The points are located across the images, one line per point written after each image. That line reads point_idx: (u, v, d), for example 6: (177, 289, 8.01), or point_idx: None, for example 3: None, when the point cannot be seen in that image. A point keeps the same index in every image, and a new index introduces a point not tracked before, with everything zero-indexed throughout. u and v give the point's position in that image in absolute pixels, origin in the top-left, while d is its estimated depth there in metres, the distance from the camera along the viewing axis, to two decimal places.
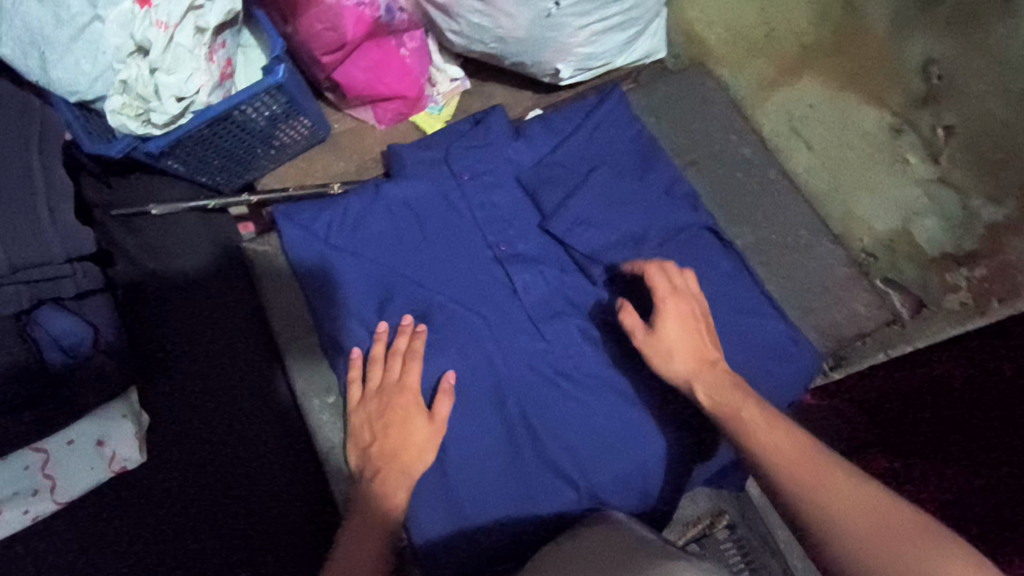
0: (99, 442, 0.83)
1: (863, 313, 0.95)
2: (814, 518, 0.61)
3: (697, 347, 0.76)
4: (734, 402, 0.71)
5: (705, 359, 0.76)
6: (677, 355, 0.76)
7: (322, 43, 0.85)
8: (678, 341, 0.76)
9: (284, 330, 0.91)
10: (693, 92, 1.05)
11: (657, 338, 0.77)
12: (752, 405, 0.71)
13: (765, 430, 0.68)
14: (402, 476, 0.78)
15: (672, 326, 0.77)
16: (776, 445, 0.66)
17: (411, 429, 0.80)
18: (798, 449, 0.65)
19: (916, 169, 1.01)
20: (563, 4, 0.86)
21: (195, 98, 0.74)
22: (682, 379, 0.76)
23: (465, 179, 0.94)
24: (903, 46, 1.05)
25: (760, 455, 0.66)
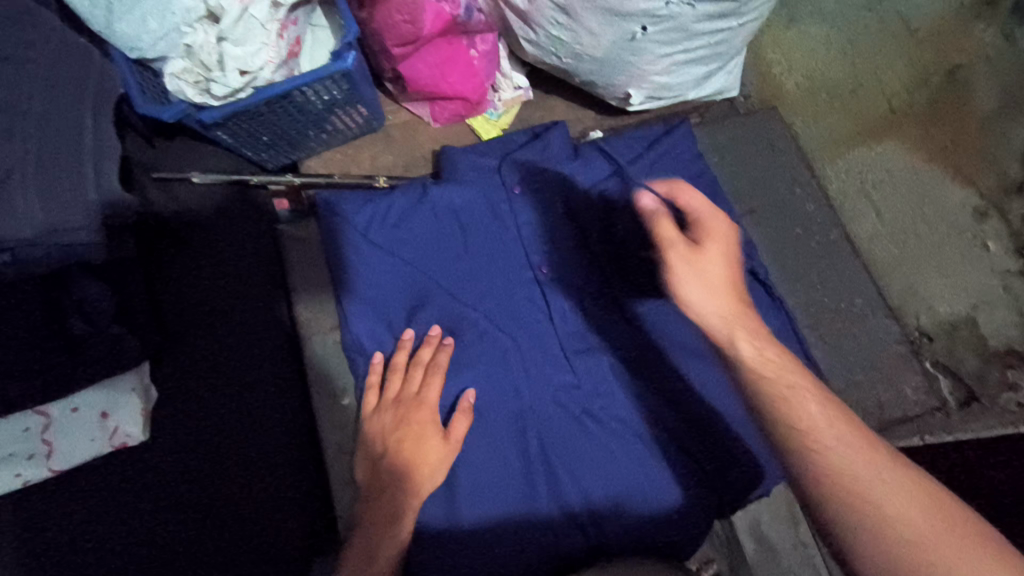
0: (103, 414, 0.80)
1: (909, 396, 0.89)
2: (873, 519, 0.50)
3: (738, 284, 0.60)
4: (787, 377, 0.57)
5: (743, 300, 0.60)
6: (717, 286, 0.59)
7: (397, 34, 0.84)
8: (721, 273, 0.60)
9: (306, 320, 0.87)
10: (765, 136, 1.00)
11: (698, 255, 0.60)
12: (797, 379, 0.57)
13: (815, 407, 0.56)
14: (413, 493, 0.74)
15: (718, 251, 0.60)
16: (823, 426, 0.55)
17: (426, 447, 0.76)
18: (854, 432, 0.55)
19: (996, 258, 0.96)
20: (650, 30, 0.82)
21: (259, 74, 0.70)
22: (716, 323, 0.59)
23: (516, 194, 0.89)
24: (1007, 128, 1.01)
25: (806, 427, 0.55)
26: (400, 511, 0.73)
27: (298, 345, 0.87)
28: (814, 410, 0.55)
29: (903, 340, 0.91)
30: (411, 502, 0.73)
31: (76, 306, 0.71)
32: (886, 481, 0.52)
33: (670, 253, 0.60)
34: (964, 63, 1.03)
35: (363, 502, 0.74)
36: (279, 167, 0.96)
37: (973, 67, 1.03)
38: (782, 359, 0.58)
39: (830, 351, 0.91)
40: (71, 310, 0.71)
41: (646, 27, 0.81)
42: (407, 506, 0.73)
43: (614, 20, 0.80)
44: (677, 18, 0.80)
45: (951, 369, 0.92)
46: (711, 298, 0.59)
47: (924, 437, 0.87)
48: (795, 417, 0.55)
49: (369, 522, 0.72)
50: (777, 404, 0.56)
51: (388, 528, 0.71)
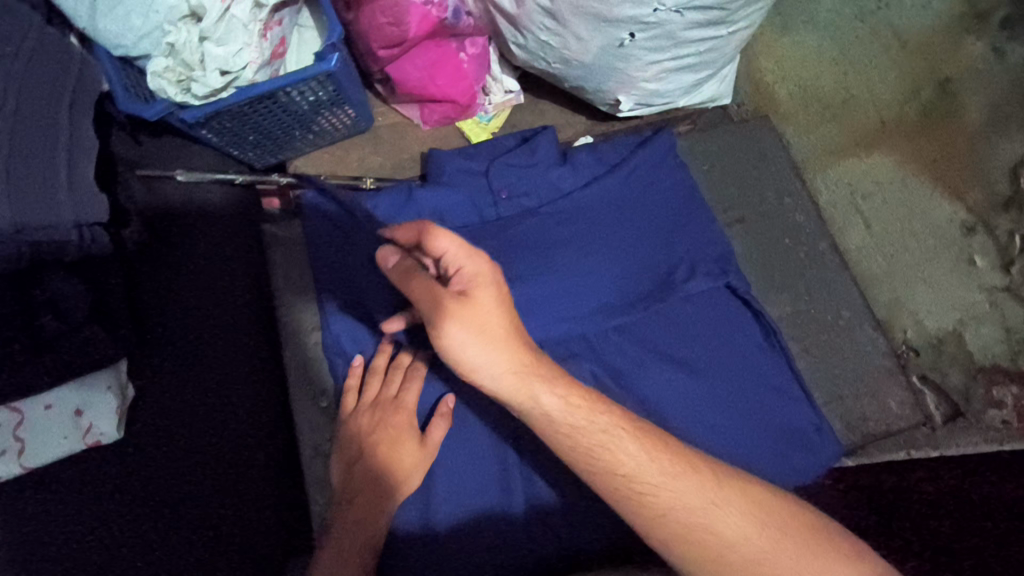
0: (78, 411, 0.79)
1: (894, 410, 0.88)
2: (704, 536, 0.57)
3: (513, 327, 0.61)
4: (597, 424, 0.61)
5: (523, 345, 0.62)
6: (492, 341, 0.60)
7: (383, 37, 0.84)
8: (496, 321, 0.60)
9: (288, 320, 0.86)
10: (755, 145, 0.99)
11: (466, 308, 0.59)
12: (601, 420, 0.61)
13: (631, 447, 0.60)
14: (391, 493, 0.74)
15: (489, 297, 0.60)
16: (642, 464, 0.59)
17: (405, 449, 0.75)
18: (669, 457, 0.60)
19: (983, 274, 0.95)
20: (638, 37, 0.81)
21: (241, 73, 0.70)
22: (507, 376, 0.61)
23: (503, 199, 0.90)
24: (996, 144, 1.00)
25: (628, 476, 0.59)
26: (378, 510, 0.73)
27: (280, 345, 0.87)
28: (632, 449, 0.60)
29: (889, 355, 0.91)
30: (389, 502, 0.73)
31: (48, 302, 0.71)
32: (707, 499, 0.58)
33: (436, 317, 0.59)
34: (955, 76, 1.02)
35: (339, 503, 0.74)
36: (267, 167, 0.96)
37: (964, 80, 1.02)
38: (587, 400, 0.62)
39: (814, 363, 0.90)
40: (43, 306, 0.71)
41: (634, 34, 0.81)
42: (386, 505, 0.73)
43: (602, 27, 0.80)
44: (665, 26, 0.80)
45: (937, 384, 0.91)
46: (489, 351, 0.60)
47: (910, 452, 0.87)
48: (619, 463, 0.60)
49: (345, 520, 0.72)
50: (600, 455, 0.60)
51: (364, 530, 0.71)
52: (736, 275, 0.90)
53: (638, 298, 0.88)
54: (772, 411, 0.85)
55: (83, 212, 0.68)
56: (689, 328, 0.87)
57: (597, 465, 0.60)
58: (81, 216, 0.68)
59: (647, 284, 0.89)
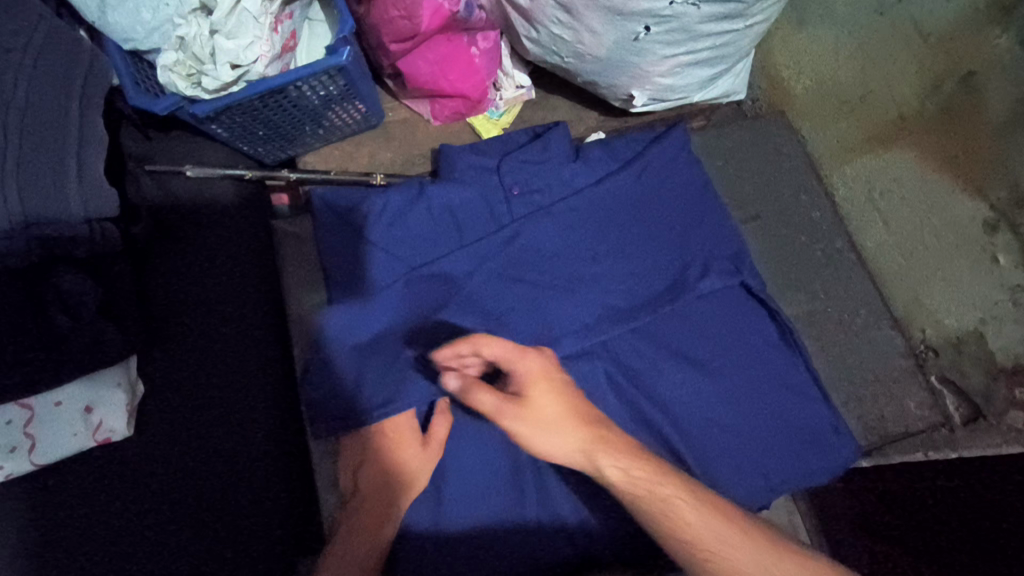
0: (87, 408, 0.79)
1: (913, 412, 0.88)
2: None
3: (573, 410, 0.64)
4: (660, 490, 0.61)
5: (587, 424, 0.64)
6: (562, 431, 0.63)
7: (394, 31, 0.83)
8: (556, 410, 0.64)
9: (296, 317, 0.86)
10: (770, 142, 0.99)
11: (531, 410, 0.63)
12: (674, 491, 0.62)
13: (693, 512, 0.60)
14: (402, 491, 0.74)
15: (547, 392, 0.64)
16: (706, 530, 0.59)
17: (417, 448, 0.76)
18: (730, 528, 0.60)
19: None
20: (653, 30, 0.80)
21: (251, 68, 0.69)
22: (577, 455, 0.64)
23: (514, 195, 0.90)
24: None
25: (688, 544, 0.59)
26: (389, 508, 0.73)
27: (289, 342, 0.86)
28: (693, 515, 0.60)
29: (907, 354, 0.90)
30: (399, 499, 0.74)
31: (57, 300, 0.70)
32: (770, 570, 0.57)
33: (508, 422, 0.63)
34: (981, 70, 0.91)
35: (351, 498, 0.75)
36: (277, 162, 0.95)
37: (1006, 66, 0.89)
38: (650, 471, 0.63)
39: (832, 362, 0.90)
40: (52, 304, 0.70)
41: (649, 27, 0.79)
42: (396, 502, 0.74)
43: (617, 20, 0.79)
44: (681, 19, 0.78)
45: (957, 386, 0.88)
46: (561, 440, 0.63)
47: (928, 453, 0.84)
48: (682, 528, 0.59)
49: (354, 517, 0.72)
50: (661, 521, 0.60)
51: (370, 532, 0.71)
52: (751, 273, 0.89)
53: (653, 295, 0.87)
54: (788, 411, 0.84)
55: (91, 204, 0.67)
56: (704, 325, 0.87)
57: (664, 530, 0.60)
58: (90, 209, 0.67)
59: (663, 280, 0.88)
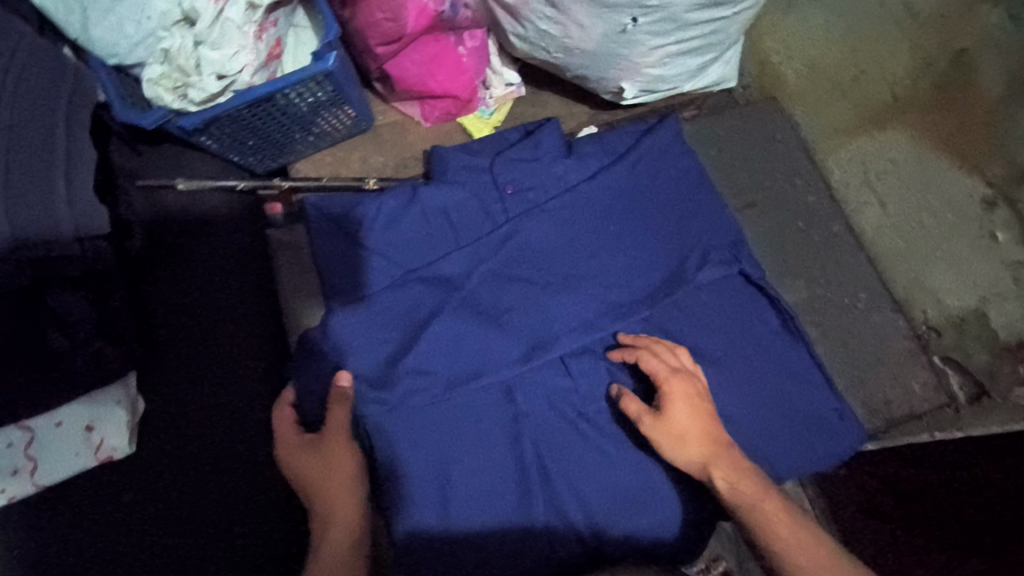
0: (87, 427, 0.79)
1: (917, 393, 0.87)
2: None
3: (706, 426, 0.74)
4: (760, 504, 0.69)
5: (716, 441, 0.74)
6: (692, 442, 0.73)
7: (380, 33, 0.81)
8: (689, 421, 0.74)
9: (296, 324, 0.86)
10: (763, 129, 0.98)
11: (666, 420, 0.74)
12: (771, 506, 0.69)
13: (785, 528, 0.67)
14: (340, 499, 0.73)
15: (684, 408, 0.75)
16: (796, 542, 0.66)
17: (321, 452, 0.75)
18: (822, 550, 0.65)
19: (1004, 250, 0.92)
20: (641, 21, 0.79)
21: (237, 77, 0.69)
22: (696, 466, 0.73)
23: (508, 194, 0.90)
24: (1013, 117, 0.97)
25: (778, 554, 0.66)
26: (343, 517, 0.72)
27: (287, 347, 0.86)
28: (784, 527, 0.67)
29: (908, 335, 0.90)
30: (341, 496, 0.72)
31: (53, 320, 0.70)
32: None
33: (643, 425, 0.75)
34: (969, 46, 1.00)
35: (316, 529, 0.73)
36: (269, 171, 0.95)
37: (984, 48, 1.00)
38: (755, 488, 0.71)
39: (834, 348, 0.90)
40: (48, 326, 0.69)
41: (637, 18, 0.79)
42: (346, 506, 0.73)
43: (604, 12, 0.78)
44: (669, 9, 0.78)
45: (960, 363, 0.89)
46: (688, 450, 0.73)
47: (935, 434, 0.85)
48: (776, 537, 0.67)
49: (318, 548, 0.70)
50: (759, 528, 0.68)
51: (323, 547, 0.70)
52: (749, 262, 0.89)
53: (651, 287, 0.87)
54: (791, 399, 0.84)
55: (82, 222, 0.66)
56: (705, 315, 0.86)
57: (760, 538, 0.67)
58: (80, 226, 0.67)
59: (661, 272, 0.88)
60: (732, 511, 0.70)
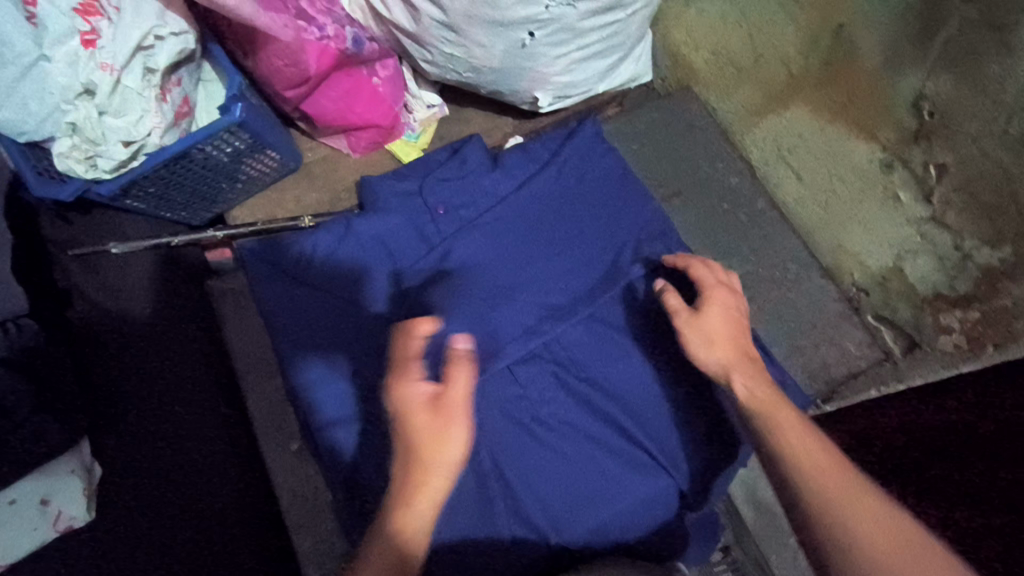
0: (43, 500, 0.82)
1: (852, 352, 0.91)
2: (843, 535, 0.57)
3: (732, 338, 0.75)
4: (778, 410, 0.67)
5: (740, 351, 0.74)
6: (721, 342, 0.74)
7: (284, 78, 0.83)
8: (722, 328, 0.75)
9: (247, 370, 0.88)
10: (681, 118, 1.02)
11: (699, 317, 0.76)
12: (785, 416, 0.66)
13: (794, 431, 0.65)
14: (433, 470, 0.60)
15: (716, 311, 0.77)
16: (802, 449, 0.63)
17: (439, 419, 0.60)
18: (831, 460, 0.62)
19: (908, 208, 0.96)
20: (537, 35, 0.82)
21: (147, 140, 0.71)
22: (718, 365, 0.73)
23: (440, 214, 0.93)
24: (897, 79, 0.96)
25: (783, 453, 0.63)
26: (427, 493, 0.60)
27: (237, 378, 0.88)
28: (799, 432, 0.65)
29: (840, 298, 0.93)
30: (436, 477, 0.60)
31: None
32: (858, 498, 0.59)
33: (676, 317, 0.77)
34: (848, 20, 0.97)
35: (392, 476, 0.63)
36: (206, 222, 0.97)
37: (860, 21, 0.97)
38: (771, 394, 0.69)
39: (770, 321, 0.92)
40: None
41: (533, 32, 0.82)
42: (432, 488, 0.60)
43: (500, 31, 0.81)
44: (561, 20, 0.81)
45: (891, 321, 0.94)
46: (715, 349, 0.74)
47: (880, 389, 0.89)
48: (785, 441, 0.64)
49: (395, 505, 0.60)
50: (767, 427, 0.66)
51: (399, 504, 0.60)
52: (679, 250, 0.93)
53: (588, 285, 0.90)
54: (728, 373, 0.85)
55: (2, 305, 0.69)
56: (641, 304, 0.89)
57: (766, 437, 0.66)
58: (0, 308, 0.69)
59: (596, 269, 0.91)
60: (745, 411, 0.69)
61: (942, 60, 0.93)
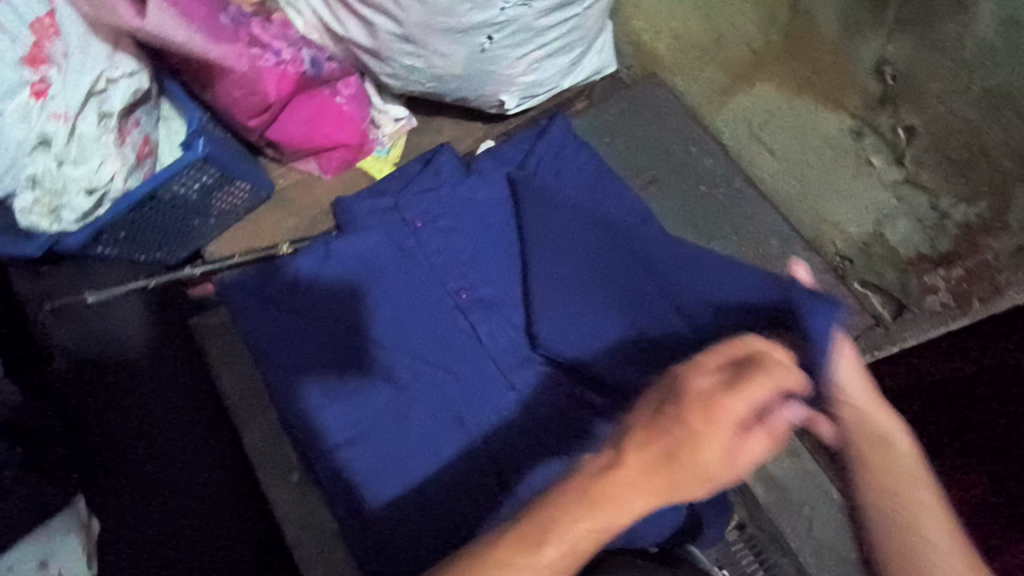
0: (41, 563, 0.77)
1: (843, 319, 0.89)
2: None
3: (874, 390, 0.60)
4: (914, 473, 0.53)
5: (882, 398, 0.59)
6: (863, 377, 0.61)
7: (246, 108, 0.82)
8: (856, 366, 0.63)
9: (241, 406, 0.87)
10: (649, 105, 1.01)
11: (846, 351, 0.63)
12: (930, 495, 0.52)
13: (927, 511, 0.51)
14: (657, 499, 0.48)
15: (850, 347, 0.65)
16: (938, 528, 0.50)
17: (729, 458, 0.48)
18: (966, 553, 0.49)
19: (881, 172, 0.97)
20: (496, 38, 0.82)
21: (109, 186, 0.70)
22: (863, 401, 0.58)
23: (419, 227, 0.91)
24: (857, 46, 1.01)
25: (919, 531, 0.50)
26: (619, 513, 0.47)
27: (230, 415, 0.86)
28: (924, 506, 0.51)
29: (825, 267, 0.93)
30: (643, 505, 0.48)
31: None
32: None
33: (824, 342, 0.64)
34: None
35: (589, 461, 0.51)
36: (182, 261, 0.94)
37: None
38: (908, 450, 0.53)
39: None
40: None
41: (491, 36, 0.82)
42: (631, 512, 0.47)
43: (459, 37, 0.81)
44: (520, 20, 0.81)
45: (877, 285, 0.94)
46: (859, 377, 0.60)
47: (875, 353, 0.89)
48: (912, 510, 0.51)
49: (589, 504, 0.47)
50: (887, 485, 0.52)
51: (600, 513, 0.47)
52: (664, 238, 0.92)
53: (615, 312, 0.84)
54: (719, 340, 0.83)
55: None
56: (657, 306, 0.84)
57: (885, 501, 0.52)
58: None
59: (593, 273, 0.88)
60: (868, 462, 0.53)
61: (901, 26, 1.00)
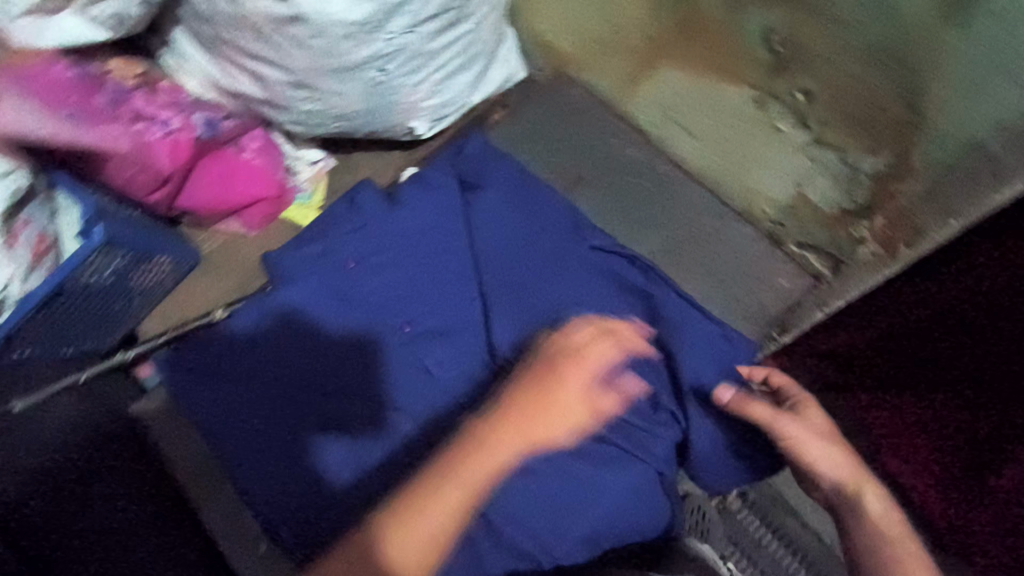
0: None
1: (784, 286, 0.96)
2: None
3: (851, 455, 0.73)
4: (859, 489, 0.69)
5: (859, 465, 0.72)
6: (831, 445, 0.73)
7: (141, 184, 0.81)
8: (828, 442, 0.73)
9: (193, 487, 0.82)
10: (564, 105, 1.03)
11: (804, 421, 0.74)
12: (911, 548, 0.62)
13: (893, 520, 0.66)
14: (525, 445, 0.58)
15: (817, 416, 0.75)
16: (888, 525, 0.65)
17: (574, 395, 0.60)
18: (908, 539, 0.64)
19: (789, 137, 0.92)
20: (388, 68, 0.81)
21: (8, 291, 0.70)
22: (833, 470, 0.71)
23: (352, 268, 0.90)
24: None
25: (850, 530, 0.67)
26: (493, 460, 0.57)
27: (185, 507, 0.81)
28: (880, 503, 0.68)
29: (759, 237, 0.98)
30: (511, 449, 0.57)
31: None
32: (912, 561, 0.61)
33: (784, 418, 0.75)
34: None
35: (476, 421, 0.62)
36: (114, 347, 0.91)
37: None
38: (848, 478, 0.70)
39: (699, 277, 0.96)
40: None
41: (383, 67, 0.81)
42: (500, 457, 0.57)
43: (349, 74, 0.80)
44: (409, 46, 0.80)
45: (811, 244, 0.97)
46: (821, 448, 0.72)
47: (826, 309, 0.90)
48: (868, 511, 0.68)
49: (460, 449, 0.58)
50: (849, 501, 0.69)
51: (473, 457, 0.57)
52: (596, 236, 0.93)
53: None
54: (668, 335, 0.86)
55: None
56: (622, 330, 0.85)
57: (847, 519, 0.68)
58: None
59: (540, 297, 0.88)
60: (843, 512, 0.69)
61: None
